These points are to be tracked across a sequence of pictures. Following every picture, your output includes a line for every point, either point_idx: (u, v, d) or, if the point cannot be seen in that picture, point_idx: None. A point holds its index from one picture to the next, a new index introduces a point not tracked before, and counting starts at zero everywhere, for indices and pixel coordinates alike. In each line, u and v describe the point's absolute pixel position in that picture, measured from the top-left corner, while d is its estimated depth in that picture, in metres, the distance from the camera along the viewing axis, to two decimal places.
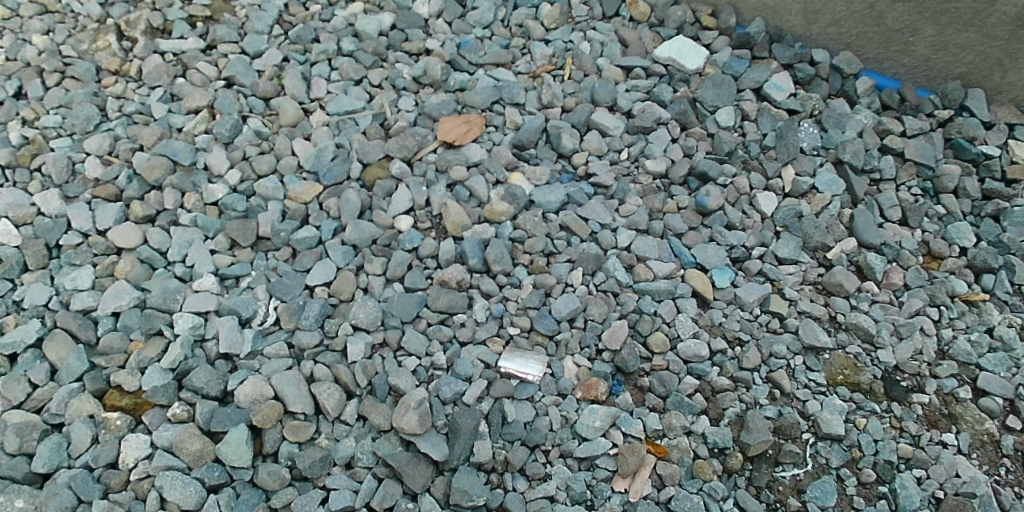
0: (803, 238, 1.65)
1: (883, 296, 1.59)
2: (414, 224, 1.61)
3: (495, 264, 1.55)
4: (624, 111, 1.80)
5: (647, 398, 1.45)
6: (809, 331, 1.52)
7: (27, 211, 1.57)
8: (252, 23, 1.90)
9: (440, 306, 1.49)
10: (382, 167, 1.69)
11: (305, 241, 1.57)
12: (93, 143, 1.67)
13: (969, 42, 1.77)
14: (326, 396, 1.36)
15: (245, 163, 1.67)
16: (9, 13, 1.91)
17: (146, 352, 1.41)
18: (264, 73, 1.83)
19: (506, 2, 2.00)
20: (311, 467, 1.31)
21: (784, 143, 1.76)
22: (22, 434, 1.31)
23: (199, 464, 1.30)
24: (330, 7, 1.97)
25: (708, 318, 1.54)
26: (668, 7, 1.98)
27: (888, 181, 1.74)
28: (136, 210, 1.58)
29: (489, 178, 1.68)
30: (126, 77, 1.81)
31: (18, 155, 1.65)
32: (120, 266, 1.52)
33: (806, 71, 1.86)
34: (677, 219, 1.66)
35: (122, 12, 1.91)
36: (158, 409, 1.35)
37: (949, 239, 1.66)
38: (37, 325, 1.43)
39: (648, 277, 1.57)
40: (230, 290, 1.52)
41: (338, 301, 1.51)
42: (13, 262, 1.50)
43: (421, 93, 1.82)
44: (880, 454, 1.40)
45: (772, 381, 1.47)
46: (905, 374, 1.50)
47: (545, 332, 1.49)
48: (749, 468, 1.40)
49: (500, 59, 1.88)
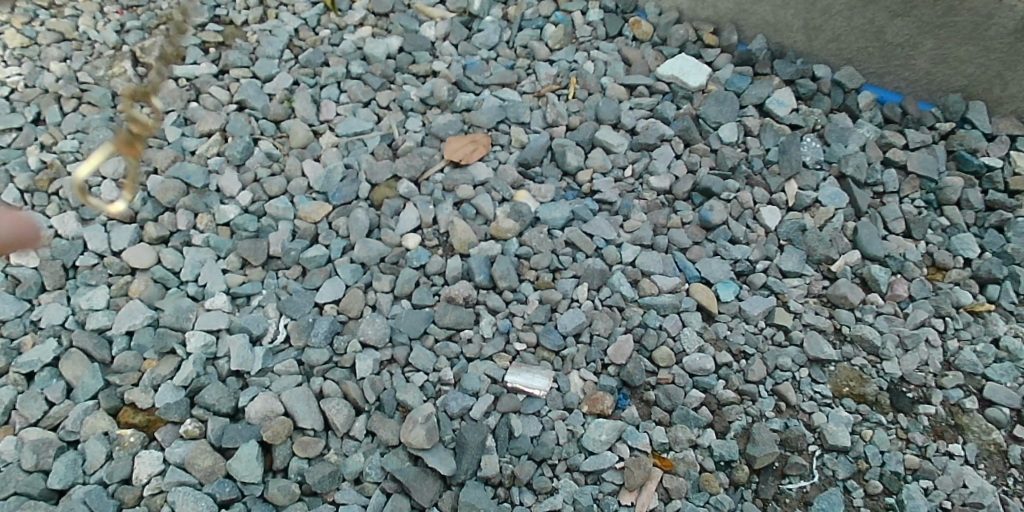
0: (807, 252, 1.67)
1: (888, 308, 1.59)
2: (422, 242, 1.64)
3: (502, 280, 1.57)
4: (628, 129, 1.83)
5: (653, 412, 1.47)
6: (814, 344, 1.53)
7: (45, 233, 1.61)
8: (263, 48, 1.95)
9: (447, 322, 1.52)
10: (390, 186, 1.72)
11: (315, 260, 1.60)
12: (108, 167, 1.71)
13: (969, 55, 1.78)
14: (335, 412, 1.39)
15: (256, 185, 1.71)
16: (28, 41, 1.96)
17: (159, 369, 1.43)
18: (274, 96, 1.87)
19: (511, 23, 2.04)
20: (320, 482, 1.33)
21: (787, 157, 1.78)
22: (39, 450, 1.34)
23: (210, 480, 1.33)
24: (339, 31, 2.02)
25: (713, 332, 1.56)
26: (671, 26, 2.01)
27: (892, 194, 1.76)
28: (150, 232, 1.62)
29: (495, 195, 1.71)
30: (140, 102, 1.86)
31: (36, 180, 1.70)
32: (134, 286, 1.55)
33: (808, 86, 1.88)
34: (681, 234, 1.68)
35: (138, 39, 1.97)
36: (171, 426, 1.38)
37: (953, 250, 1.67)
38: (54, 344, 1.46)
39: (653, 292, 1.59)
40: (240, 308, 1.54)
41: (347, 318, 1.53)
42: (32, 283, 1.54)
43: (429, 113, 1.86)
44: (887, 465, 1.41)
45: (778, 393, 1.49)
46: (910, 385, 1.51)
47: (552, 348, 1.51)
48: (756, 480, 1.41)
49: (506, 80, 1.91)
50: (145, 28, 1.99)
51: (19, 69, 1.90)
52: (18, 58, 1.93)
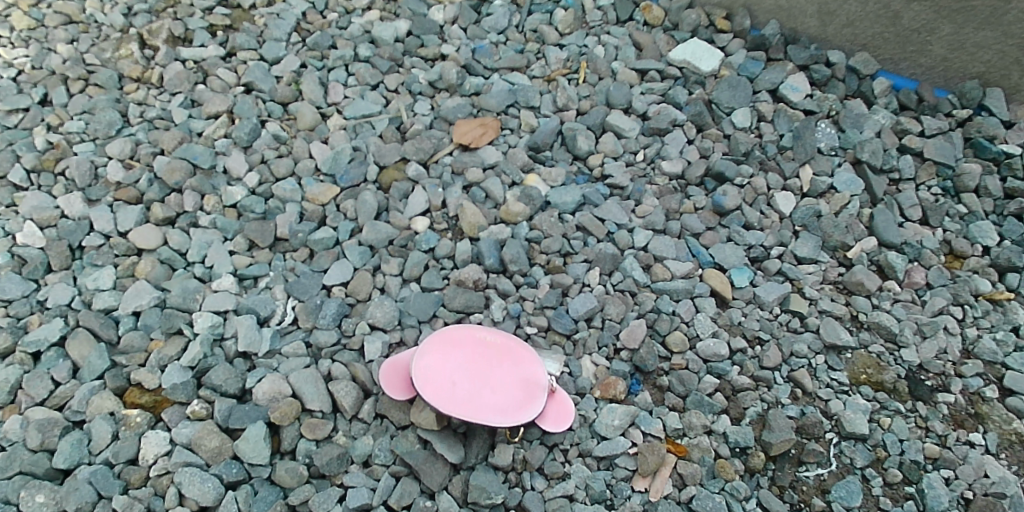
0: (823, 238, 1.64)
1: (906, 295, 1.56)
2: (431, 225, 1.62)
3: (512, 264, 1.55)
4: (639, 113, 1.81)
5: (666, 397, 1.44)
6: (830, 330, 1.50)
7: (51, 213, 1.60)
8: (271, 31, 1.94)
9: (456, 305, 1.50)
10: (398, 169, 1.70)
11: (323, 242, 1.58)
12: (115, 148, 1.70)
13: (987, 40, 1.75)
14: (343, 394, 1.37)
15: (264, 166, 1.70)
16: (35, 24, 1.96)
17: (166, 350, 1.41)
18: (282, 79, 1.85)
19: (520, 8, 2.02)
20: (328, 465, 1.31)
21: (801, 142, 1.75)
22: (45, 430, 1.32)
23: (217, 461, 1.31)
24: (347, 14, 2.00)
25: (727, 318, 1.52)
26: (682, 11, 1.99)
27: (908, 181, 1.73)
28: (156, 213, 1.60)
29: (505, 179, 1.69)
30: (147, 84, 1.85)
31: (43, 160, 1.69)
32: (141, 266, 1.54)
33: (822, 72, 1.86)
34: (694, 220, 1.65)
35: (145, 21, 1.96)
36: (177, 407, 1.36)
37: (971, 238, 1.64)
38: (60, 323, 1.45)
39: (666, 277, 1.56)
40: (248, 290, 1.53)
41: (355, 300, 1.51)
42: (38, 263, 1.53)
43: (438, 97, 1.84)
44: (906, 454, 1.38)
45: (794, 380, 1.45)
46: (929, 373, 1.47)
47: (563, 332, 1.48)
48: (772, 468, 1.38)
49: (515, 63, 1.90)
50: (152, 10, 1.98)
51: (26, 51, 1.90)
52: (25, 40, 1.92)
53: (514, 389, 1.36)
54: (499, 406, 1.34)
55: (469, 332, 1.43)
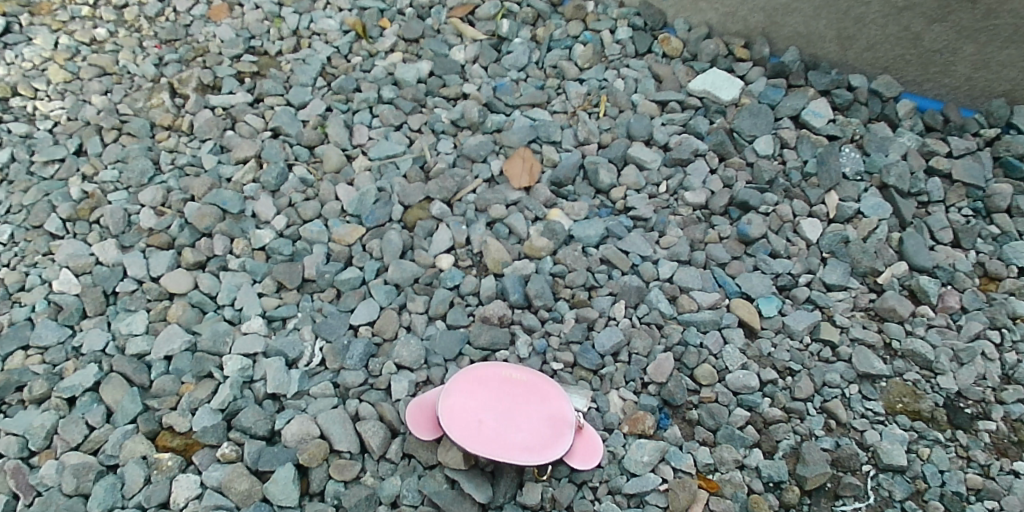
0: (852, 264, 1.61)
1: (940, 320, 1.53)
2: (455, 262, 1.64)
3: (537, 299, 1.55)
4: (660, 144, 1.81)
5: (697, 431, 1.41)
6: (863, 359, 1.47)
7: (86, 260, 1.64)
8: (297, 77, 1.98)
9: (482, 343, 1.50)
10: (423, 208, 1.73)
11: (349, 282, 1.60)
12: (147, 196, 1.75)
13: (1012, 58, 1.74)
14: (370, 434, 1.37)
15: (291, 209, 1.73)
16: (70, 76, 2.02)
17: (197, 393, 1.44)
18: (308, 122, 1.89)
19: (540, 45, 2.05)
20: (356, 506, 1.32)
21: (825, 168, 1.74)
22: (79, 475, 1.35)
23: (247, 503, 1.32)
24: (370, 58, 2.04)
25: (757, 348, 1.50)
26: (701, 41, 2.00)
27: (937, 203, 1.70)
28: (187, 258, 1.64)
29: (528, 214, 1.70)
30: (178, 132, 1.90)
31: (78, 209, 1.73)
32: (173, 311, 1.57)
33: (844, 96, 1.85)
34: (719, 249, 1.64)
35: (175, 71, 2.02)
36: (208, 450, 1.38)
37: (1005, 259, 1.60)
38: (94, 370, 1.47)
39: (692, 308, 1.55)
40: (277, 331, 1.55)
41: (382, 339, 1.53)
42: (73, 309, 1.56)
43: (460, 135, 1.87)
44: (948, 485, 1.34)
45: (827, 411, 1.42)
46: (969, 400, 1.43)
47: (590, 367, 1.47)
48: (808, 503, 1.34)
49: (536, 100, 1.92)
50: (182, 60, 2.05)
51: (63, 103, 1.96)
52: (61, 93, 1.98)
53: (541, 426, 1.36)
54: (526, 444, 1.33)
55: (496, 370, 1.42)
